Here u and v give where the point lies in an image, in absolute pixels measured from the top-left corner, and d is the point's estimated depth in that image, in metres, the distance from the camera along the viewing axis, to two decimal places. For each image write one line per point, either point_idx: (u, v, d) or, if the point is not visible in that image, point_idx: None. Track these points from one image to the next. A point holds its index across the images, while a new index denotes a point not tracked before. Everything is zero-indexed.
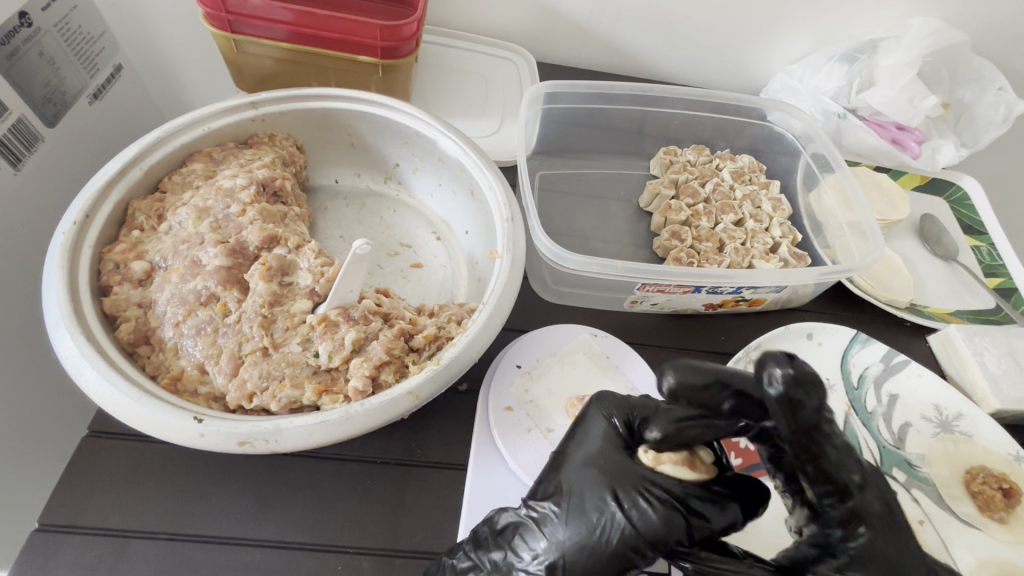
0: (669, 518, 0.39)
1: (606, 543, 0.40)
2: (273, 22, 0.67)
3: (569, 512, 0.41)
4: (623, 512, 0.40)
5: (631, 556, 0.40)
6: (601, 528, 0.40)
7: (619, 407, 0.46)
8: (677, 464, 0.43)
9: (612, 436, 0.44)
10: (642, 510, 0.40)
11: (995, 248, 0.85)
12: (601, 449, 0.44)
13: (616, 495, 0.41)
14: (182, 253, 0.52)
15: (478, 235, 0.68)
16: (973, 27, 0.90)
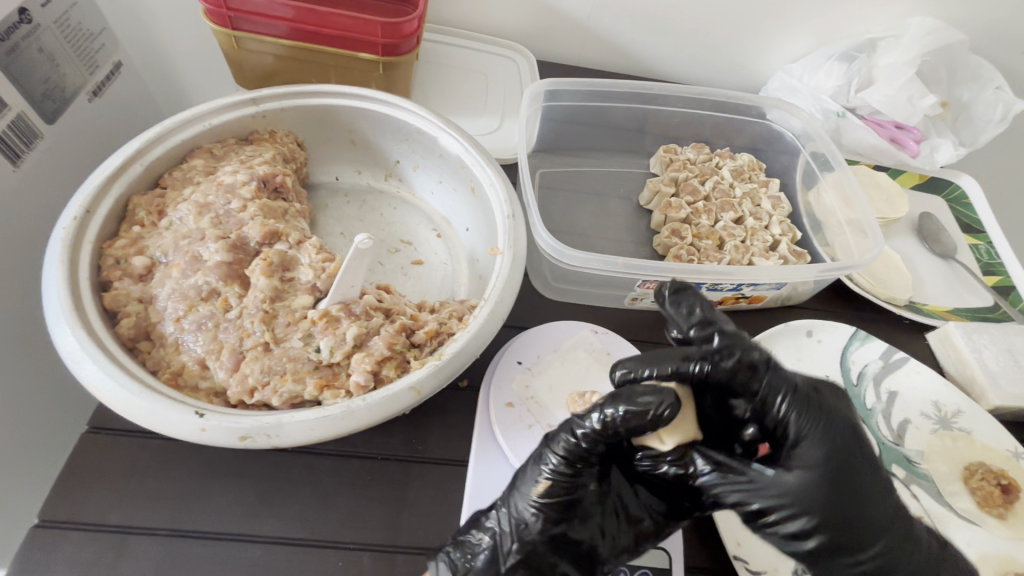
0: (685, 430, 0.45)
1: (541, 476, 0.44)
2: (273, 18, 0.68)
3: (531, 461, 0.46)
4: (552, 452, 0.45)
5: (564, 485, 0.44)
6: (542, 469, 0.44)
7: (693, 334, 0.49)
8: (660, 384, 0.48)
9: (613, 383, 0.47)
10: (567, 446, 0.44)
11: (993, 247, 0.85)
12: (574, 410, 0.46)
13: (643, 387, 0.41)
14: (183, 249, 0.52)
15: (479, 232, 0.68)
16: (972, 27, 0.90)
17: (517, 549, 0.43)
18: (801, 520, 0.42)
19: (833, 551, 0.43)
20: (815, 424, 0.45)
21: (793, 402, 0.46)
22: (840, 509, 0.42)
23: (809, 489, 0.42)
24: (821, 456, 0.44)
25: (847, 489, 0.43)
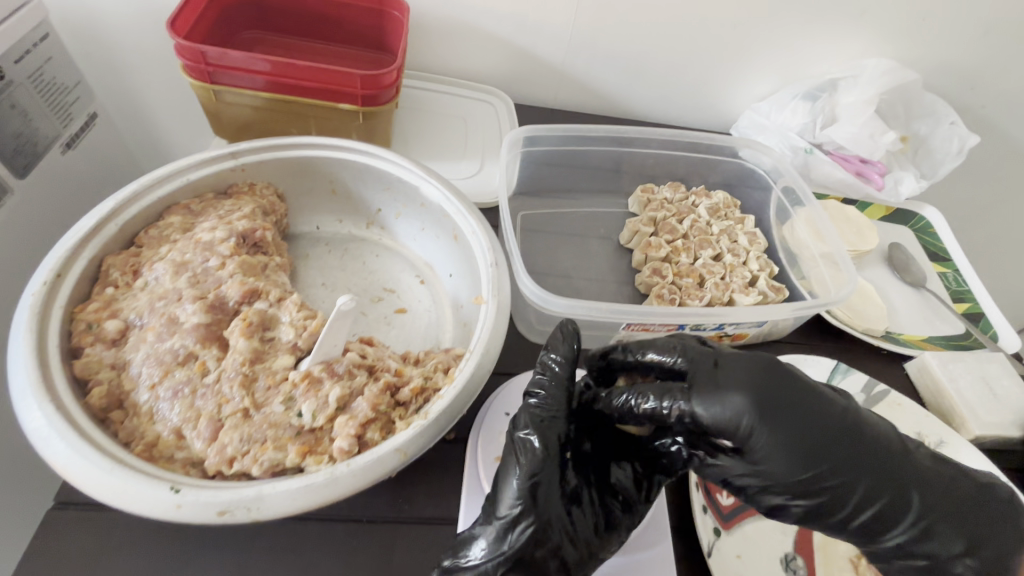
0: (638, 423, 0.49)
1: (514, 456, 0.45)
2: (252, 72, 0.69)
3: (509, 455, 0.46)
4: (518, 428, 0.47)
5: (538, 459, 0.45)
6: (515, 448, 0.46)
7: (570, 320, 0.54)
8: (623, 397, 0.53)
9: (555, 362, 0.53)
10: (524, 419, 0.47)
11: (960, 274, 0.88)
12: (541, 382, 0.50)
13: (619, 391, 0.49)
14: (159, 310, 0.50)
15: (462, 278, 0.67)
16: (923, 66, 0.96)
17: (511, 538, 0.43)
18: (779, 485, 0.45)
19: (822, 509, 0.46)
20: (749, 397, 0.44)
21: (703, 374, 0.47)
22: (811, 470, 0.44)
23: (773, 460, 0.44)
24: (768, 428, 0.44)
25: (812, 449, 0.44)
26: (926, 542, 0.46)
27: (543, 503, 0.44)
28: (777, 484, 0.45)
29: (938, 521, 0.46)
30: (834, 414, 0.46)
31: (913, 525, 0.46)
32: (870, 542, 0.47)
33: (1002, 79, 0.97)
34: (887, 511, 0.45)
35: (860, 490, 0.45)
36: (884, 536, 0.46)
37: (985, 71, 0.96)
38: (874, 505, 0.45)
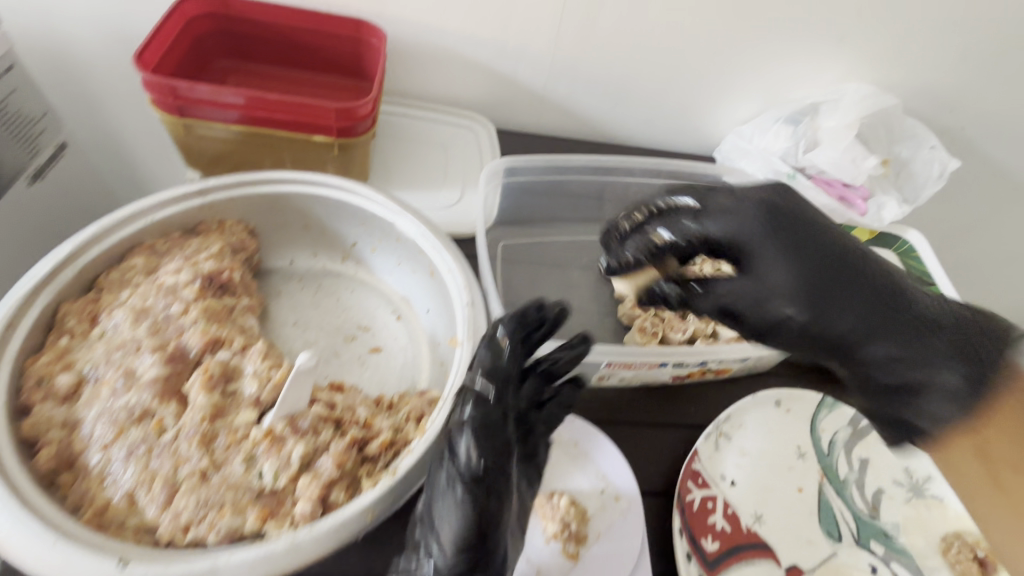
0: (650, 288, 0.57)
1: (451, 486, 0.42)
2: (223, 106, 0.67)
3: (439, 471, 0.43)
4: (450, 448, 0.43)
5: (476, 493, 0.41)
6: (450, 473, 0.42)
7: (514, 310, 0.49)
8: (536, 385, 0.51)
9: (485, 356, 0.47)
10: (459, 443, 0.43)
11: (943, 299, 0.88)
12: (486, 386, 0.45)
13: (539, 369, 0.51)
14: (115, 361, 0.48)
15: (438, 314, 0.66)
16: (902, 90, 0.96)
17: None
18: (788, 311, 0.50)
19: (832, 341, 0.51)
20: (732, 223, 0.52)
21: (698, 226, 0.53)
22: (806, 258, 0.50)
23: (771, 275, 0.50)
24: (770, 250, 0.50)
25: (813, 270, 0.49)
26: (941, 368, 0.48)
27: (502, 508, 0.42)
28: (796, 316, 0.50)
29: (950, 342, 0.49)
30: (831, 251, 0.50)
31: (902, 347, 0.49)
32: (851, 360, 0.52)
33: (980, 102, 0.97)
34: (878, 296, 0.50)
35: (854, 300, 0.49)
36: (892, 369, 0.50)
37: (963, 94, 0.96)
38: (868, 320, 0.49)
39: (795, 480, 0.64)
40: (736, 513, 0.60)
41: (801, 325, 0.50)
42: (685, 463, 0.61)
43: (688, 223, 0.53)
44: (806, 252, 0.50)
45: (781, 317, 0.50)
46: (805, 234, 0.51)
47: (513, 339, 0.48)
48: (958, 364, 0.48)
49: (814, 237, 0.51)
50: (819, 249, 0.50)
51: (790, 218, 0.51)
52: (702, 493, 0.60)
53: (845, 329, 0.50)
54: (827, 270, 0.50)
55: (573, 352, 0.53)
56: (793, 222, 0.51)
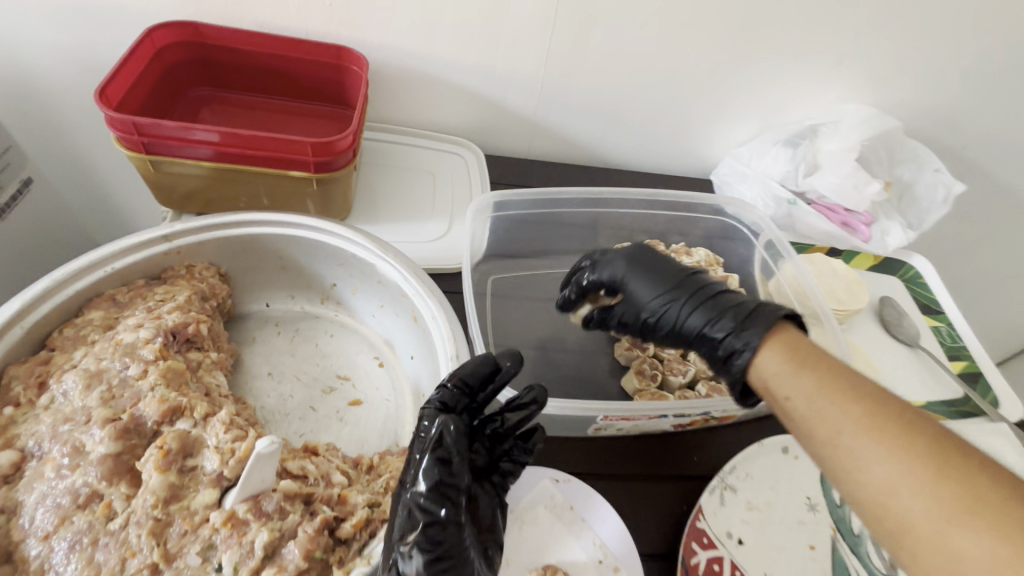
0: (586, 317, 0.68)
1: None
2: (193, 142, 0.63)
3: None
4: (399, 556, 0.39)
5: None
6: None
7: (454, 375, 0.46)
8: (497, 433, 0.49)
9: (432, 468, 0.41)
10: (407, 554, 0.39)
11: (953, 328, 0.85)
12: (436, 509, 0.39)
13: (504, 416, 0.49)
14: (62, 436, 0.43)
15: (422, 362, 0.62)
16: (904, 111, 0.93)
17: None
18: (654, 314, 0.58)
19: (696, 336, 0.55)
20: (615, 259, 0.63)
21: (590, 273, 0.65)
22: (663, 279, 0.59)
23: (638, 293, 0.60)
24: (633, 274, 0.61)
25: (664, 284, 0.59)
26: (745, 336, 0.50)
27: None
28: (656, 315, 0.58)
29: (750, 324, 0.51)
30: (680, 272, 0.60)
31: (735, 324, 0.52)
32: (722, 361, 0.52)
33: (984, 122, 0.94)
34: (720, 301, 0.55)
35: (699, 301, 0.56)
36: (731, 350, 0.51)
37: (966, 114, 0.93)
38: (713, 317, 0.54)
39: (807, 536, 0.60)
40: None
41: (695, 324, 0.55)
42: (690, 521, 0.57)
43: (588, 265, 0.66)
44: (650, 274, 0.60)
45: (648, 321, 0.59)
46: (666, 266, 0.61)
47: (455, 436, 0.42)
48: (758, 331, 0.49)
49: (669, 266, 0.61)
50: (673, 274, 0.60)
51: (656, 254, 0.63)
52: (708, 555, 0.55)
53: (702, 325, 0.54)
54: (677, 286, 0.58)
55: (523, 410, 0.49)
56: (655, 258, 0.62)
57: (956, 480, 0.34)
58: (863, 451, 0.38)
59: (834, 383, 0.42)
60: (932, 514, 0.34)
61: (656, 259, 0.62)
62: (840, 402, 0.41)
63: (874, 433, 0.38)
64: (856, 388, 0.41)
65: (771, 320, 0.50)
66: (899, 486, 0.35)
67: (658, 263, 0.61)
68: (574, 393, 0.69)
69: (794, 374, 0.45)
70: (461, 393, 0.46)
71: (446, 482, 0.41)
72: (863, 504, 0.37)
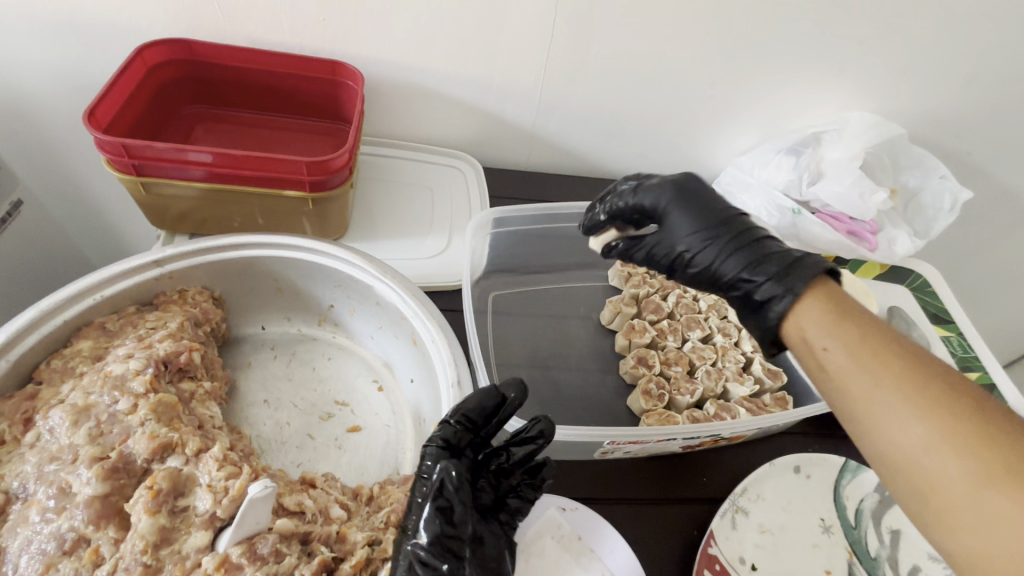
0: (608, 245, 0.59)
1: None
2: (185, 163, 0.62)
3: None
4: None
5: None
6: None
7: (457, 411, 0.45)
8: (503, 469, 0.47)
9: (433, 518, 0.39)
10: None
11: (964, 338, 0.84)
12: (438, 562, 0.38)
13: (510, 451, 0.48)
14: (48, 476, 0.42)
15: (423, 385, 0.60)
16: (908, 118, 0.92)
17: None
18: (691, 249, 0.52)
19: (729, 276, 0.50)
20: (655, 187, 0.55)
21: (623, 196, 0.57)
22: (709, 214, 0.52)
23: (676, 224, 0.53)
24: (677, 204, 0.53)
25: (706, 218, 0.52)
26: (789, 280, 0.46)
27: None
28: (694, 251, 0.51)
29: (795, 271, 0.46)
30: (725, 208, 0.53)
31: (779, 269, 0.47)
32: (755, 305, 0.48)
33: (990, 126, 0.93)
34: (763, 245, 0.49)
35: (743, 242, 0.50)
36: (767, 295, 0.47)
37: (970, 119, 0.92)
38: (753, 260, 0.49)
39: (822, 561, 0.58)
40: None
41: (730, 265, 0.50)
42: (701, 547, 0.55)
43: (618, 190, 0.58)
44: (691, 206, 0.53)
45: (686, 258, 0.52)
46: (711, 198, 0.54)
47: (457, 482, 0.41)
48: (805, 278, 0.45)
49: (714, 200, 0.54)
50: (717, 209, 0.53)
51: (702, 185, 0.55)
52: None
53: (741, 268, 0.49)
54: (720, 222, 0.52)
55: (528, 444, 0.48)
56: (700, 189, 0.54)
57: (1000, 446, 0.34)
58: (902, 413, 0.36)
59: (867, 343, 0.40)
60: (964, 476, 0.33)
61: (701, 190, 0.54)
62: (882, 363, 0.39)
63: (914, 397, 0.36)
64: (888, 348, 0.39)
65: (815, 271, 0.46)
66: (936, 450, 0.35)
67: (702, 195, 0.54)
68: (578, 414, 0.67)
69: (829, 327, 0.42)
70: (465, 428, 0.45)
71: (448, 533, 0.40)
72: (883, 454, 0.37)
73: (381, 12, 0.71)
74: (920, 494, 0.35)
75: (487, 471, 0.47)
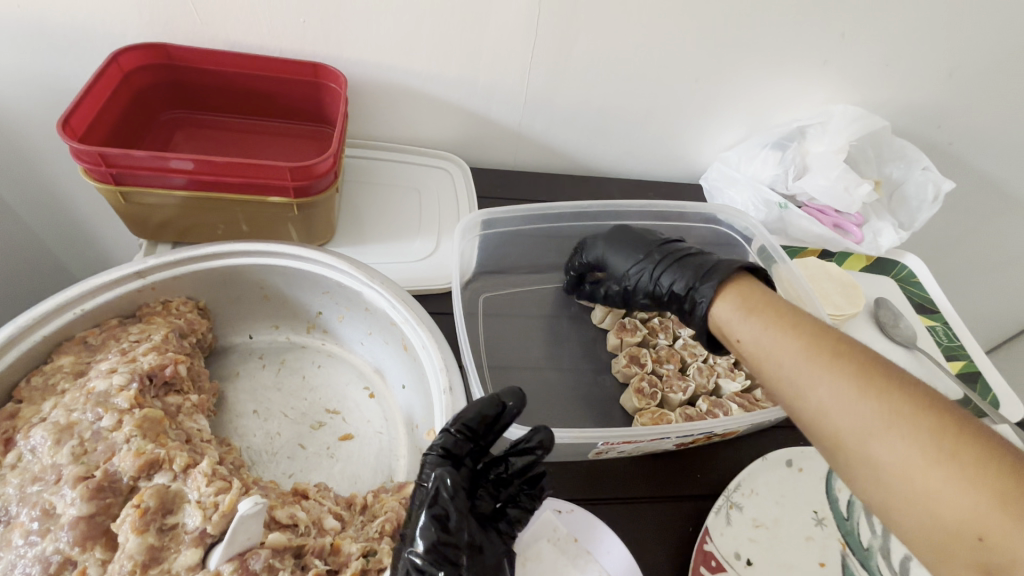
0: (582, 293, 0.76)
1: None
2: (166, 171, 0.60)
3: None
4: None
5: None
6: None
7: (458, 420, 0.45)
8: (500, 478, 0.48)
9: (428, 527, 0.40)
10: None
11: (949, 327, 0.85)
12: (434, 571, 0.39)
13: (511, 461, 0.47)
14: (31, 498, 0.41)
15: (415, 391, 0.59)
16: (890, 110, 0.93)
17: None
18: (631, 279, 0.68)
19: (661, 294, 0.65)
20: (597, 241, 0.72)
21: (586, 250, 0.73)
22: (637, 248, 0.68)
23: (617, 262, 0.69)
24: (614, 246, 0.70)
25: (636, 250, 0.68)
26: (703, 285, 0.59)
27: None
28: (635, 279, 0.67)
29: (711, 275, 0.60)
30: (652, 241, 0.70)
31: (698, 278, 0.60)
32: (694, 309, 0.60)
33: (969, 117, 0.94)
34: (686, 262, 0.63)
35: (670, 263, 0.64)
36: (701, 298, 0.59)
37: (950, 110, 0.93)
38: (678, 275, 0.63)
39: (816, 553, 0.58)
40: None
41: (666, 284, 0.64)
42: (696, 545, 0.55)
43: (579, 247, 0.74)
44: (626, 246, 0.69)
45: (627, 288, 0.68)
46: (641, 237, 0.70)
47: (452, 490, 0.41)
48: (719, 279, 0.58)
49: (643, 237, 0.70)
50: (649, 243, 0.69)
51: (634, 229, 0.72)
52: None
53: (670, 283, 0.63)
54: (654, 253, 0.67)
55: (527, 454, 0.47)
56: (632, 233, 0.71)
57: (896, 400, 0.41)
58: (821, 386, 0.44)
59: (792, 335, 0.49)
60: (882, 434, 0.40)
61: (633, 233, 0.71)
62: (799, 345, 0.48)
63: (830, 368, 0.44)
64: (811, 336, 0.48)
65: (728, 272, 0.58)
66: (858, 414, 0.41)
67: (636, 236, 0.70)
68: (571, 414, 0.67)
69: (761, 328, 0.51)
70: (465, 437, 0.45)
71: (445, 540, 0.40)
72: (815, 427, 0.44)
73: (362, 13, 0.70)
74: (848, 456, 0.42)
75: (486, 480, 0.47)
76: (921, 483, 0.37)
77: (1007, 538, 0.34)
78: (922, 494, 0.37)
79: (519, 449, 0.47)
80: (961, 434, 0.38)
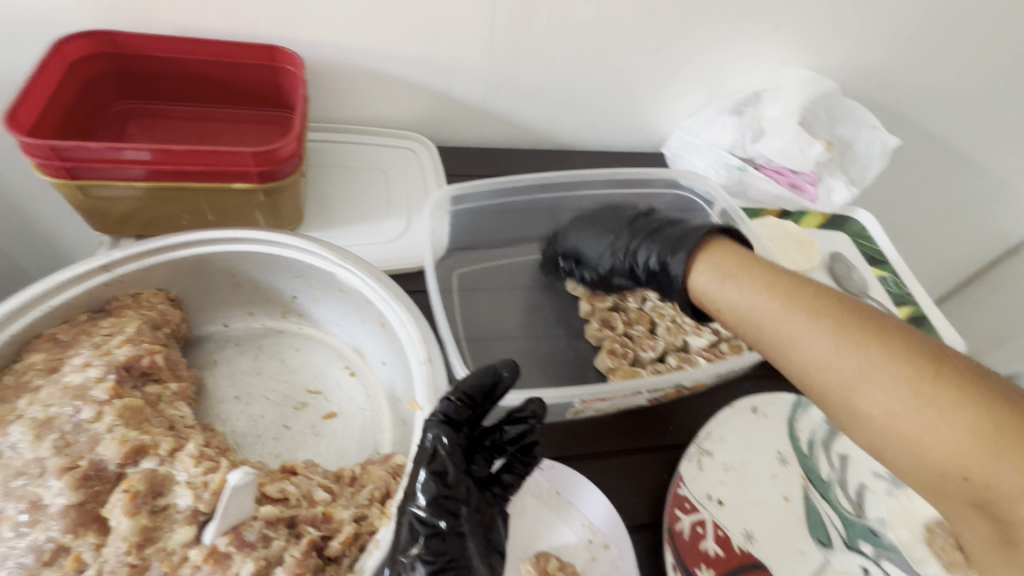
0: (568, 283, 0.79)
1: None
2: (124, 163, 0.59)
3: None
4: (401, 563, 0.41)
5: None
6: None
7: (459, 389, 0.46)
8: (495, 446, 0.49)
9: (428, 482, 0.42)
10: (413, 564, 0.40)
11: (898, 276, 0.91)
12: (436, 520, 0.41)
13: (505, 431, 0.49)
14: (16, 491, 0.40)
15: (395, 366, 0.61)
16: (840, 71, 0.96)
17: None
18: (608, 261, 0.70)
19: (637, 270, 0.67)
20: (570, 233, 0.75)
21: (563, 243, 0.76)
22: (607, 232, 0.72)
23: (593, 248, 0.72)
24: (587, 233, 0.73)
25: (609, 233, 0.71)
26: (673, 256, 0.61)
27: None
28: (612, 260, 0.70)
29: (680, 246, 0.62)
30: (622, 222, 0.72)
31: (668, 250, 0.63)
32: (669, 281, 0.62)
33: (913, 76, 0.98)
34: (656, 237, 0.66)
35: (642, 241, 0.67)
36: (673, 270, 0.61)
37: (895, 70, 0.97)
38: (651, 249, 0.65)
39: (780, 489, 0.63)
40: (727, 534, 0.58)
41: (639, 261, 0.66)
42: (671, 489, 0.59)
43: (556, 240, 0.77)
44: (598, 231, 0.72)
45: (605, 270, 0.71)
46: (610, 221, 0.73)
47: (449, 449, 0.43)
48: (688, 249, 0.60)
49: (613, 221, 0.73)
50: (620, 226, 0.72)
51: (603, 215, 0.75)
52: (691, 519, 0.57)
53: (644, 259, 0.66)
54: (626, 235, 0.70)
55: (521, 424, 0.49)
56: (601, 219, 0.74)
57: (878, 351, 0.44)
58: (808, 341, 0.47)
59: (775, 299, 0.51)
60: (866, 385, 0.43)
61: (604, 218, 0.74)
62: (788, 305, 0.50)
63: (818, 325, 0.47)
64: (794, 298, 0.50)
65: (695, 242, 0.61)
66: (843, 366, 0.45)
67: (606, 221, 0.73)
68: (549, 379, 0.70)
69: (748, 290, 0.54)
70: (464, 404, 0.46)
71: (444, 494, 0.42)
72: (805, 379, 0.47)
73: None
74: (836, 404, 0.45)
75: (481, 448, 0.48)
76: (903, 426, 0.41)
77: (989, 469, 0.37)
78: (905, 436, 0.41)
79: (513, 419, 0.49)
80: (940, 375, 0.41)
